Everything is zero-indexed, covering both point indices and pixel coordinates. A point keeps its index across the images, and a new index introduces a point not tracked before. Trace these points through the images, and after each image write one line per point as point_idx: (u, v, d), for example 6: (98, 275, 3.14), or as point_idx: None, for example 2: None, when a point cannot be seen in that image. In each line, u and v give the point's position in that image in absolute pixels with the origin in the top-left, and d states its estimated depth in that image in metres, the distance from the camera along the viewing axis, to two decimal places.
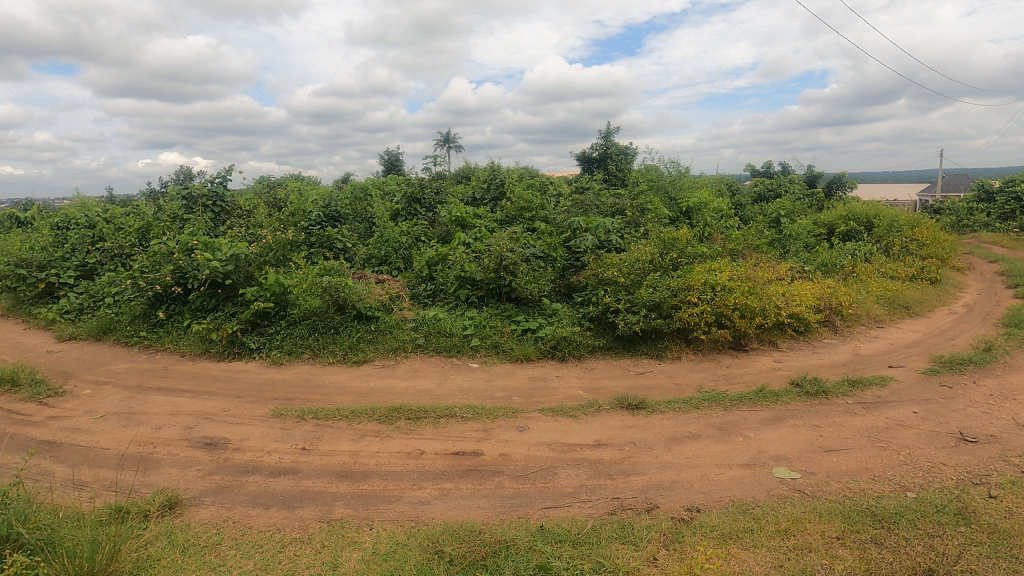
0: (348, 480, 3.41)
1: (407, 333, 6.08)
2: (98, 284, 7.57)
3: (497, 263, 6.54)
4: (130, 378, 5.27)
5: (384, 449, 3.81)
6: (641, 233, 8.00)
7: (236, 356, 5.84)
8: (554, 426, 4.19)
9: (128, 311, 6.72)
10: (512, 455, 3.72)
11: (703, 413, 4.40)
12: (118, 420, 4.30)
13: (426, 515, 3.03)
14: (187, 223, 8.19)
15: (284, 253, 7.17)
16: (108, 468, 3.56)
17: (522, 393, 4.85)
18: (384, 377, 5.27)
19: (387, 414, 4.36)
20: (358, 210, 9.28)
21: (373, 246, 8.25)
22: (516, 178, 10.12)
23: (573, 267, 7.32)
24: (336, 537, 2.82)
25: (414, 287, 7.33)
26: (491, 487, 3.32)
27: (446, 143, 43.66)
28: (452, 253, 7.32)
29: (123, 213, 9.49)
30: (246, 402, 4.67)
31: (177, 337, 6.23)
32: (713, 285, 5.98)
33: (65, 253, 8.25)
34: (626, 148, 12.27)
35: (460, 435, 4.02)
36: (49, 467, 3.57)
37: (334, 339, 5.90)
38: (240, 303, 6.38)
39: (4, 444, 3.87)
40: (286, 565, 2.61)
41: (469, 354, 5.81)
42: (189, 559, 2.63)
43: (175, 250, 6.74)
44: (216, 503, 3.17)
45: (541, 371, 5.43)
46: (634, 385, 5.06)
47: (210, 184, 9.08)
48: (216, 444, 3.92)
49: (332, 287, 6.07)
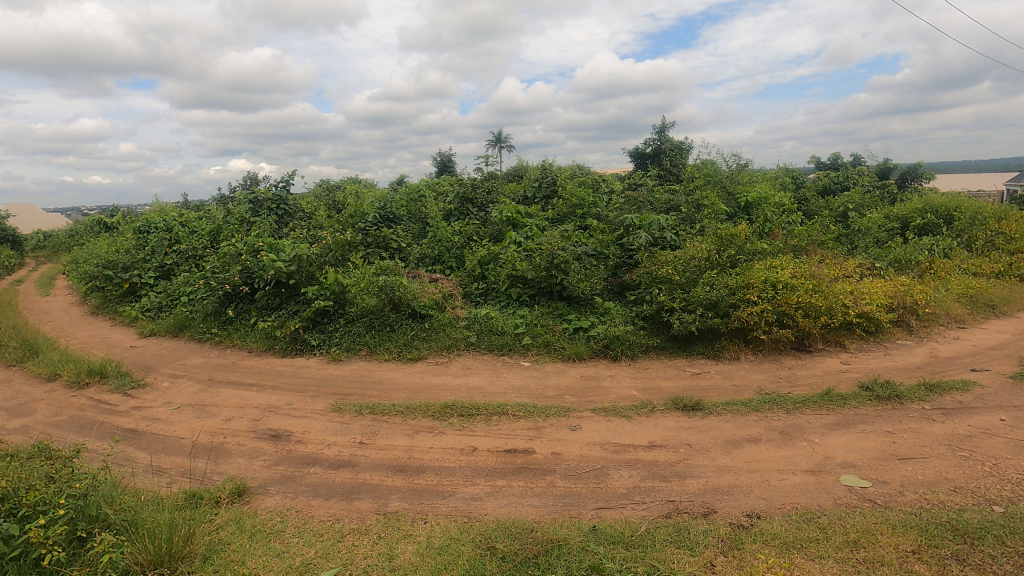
0: (403, 474, 3.50)
1: (460, 331, 6.17)
2: (174, 284, 8.11)
3: (549, 261, 6.53)
4: (203, 372, 5.61)
5: (437, 445, 3.88)
6: (697, 230, 7.77)
7: (298, 352, 6.10)
8: (606, 425, 4.14)
9: (201, 309, 7.16)
10: (564, 454, 3.70)
11: (764, 416, 4.23)
12: (193, 411, 4.59)
13: (478, 511, 3.06)
14: (254, 226, 8.65)
15: (343, 252, 7.61)
16: (183, 457, 3.79)
17: (574, 393, 4.81)
18: (438, 374, 5.36)
19: (441, 410, 4.44)
20: (413, 211, 9.51)
21: (427, 246, 8.42)
22: (568, 175, 10.08)
23: (626, 265, 7.21)
24: (392, 529, 2.89)
25: (467, 286, 7.43)
26: (543, 485, 3.32)
27: (497, 143, 44.24)
28: (504, 253, 7.37)
29: (197, 217, 10.12)
30: (308, 396, 4.88)
31: (245, 334, 6.58)
32: (774, 283, 5.74)
33: (146, 255, 8.89)
34: (681, 142, 11.97)
35: (512, 433, 4.05)
36: (132, 454, 3.85)
37: (390, 337, 6.06)
38: (302, 302, 6.67)
39: (94, 431, 4.20)
40: (344, 555, 2.69)
41: (521, 352, 5.83)
42: (255, 544, 2.77)
43: (242, 251, 7.13)
44: (281, 492, 3.32)
45: (593, 370, 5.38)
46: (690, 386, 4.93)
47: (275, 188, 9.55)
48: (280, 436, 4.11)
49: (388, 286, 6.26)
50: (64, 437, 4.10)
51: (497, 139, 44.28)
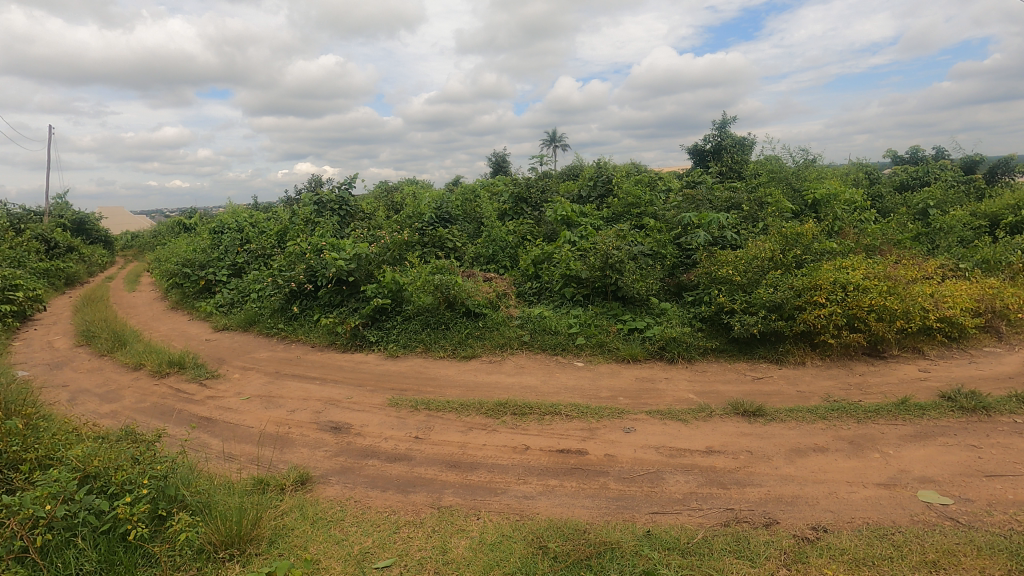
0: (457, 470, 3.55)
1: (513, 330, 6.20)
2: (245, 281, 8.58)
3: (603, 261, 6.45)
4: (270, 365, 5.91)
5: (490, 442, 3.92)
6: (760, 229, 7.46)
7: (358, 348, 6.32)
8: (662, 429, 4.05)
9: (269, 305, 7.54)
10: (618, 457, 3.65)
11: (831, 424, 4.01)
12: (261, 402, 4.84)
13: (530, 509, 3.07)
14: (317, 226, 9.04)
15: (401, 251, 7.83)
16: (252, 445, 4.01)
17: (628, 394, 4.74)
18: (491, 372, 5.41)
19: (494, 408, 4.48)
20: (468, 211, 9.65)
21: (481, 246, 8.53)
22: (624, 174, 9.93)
23: (684, 265, 7.03)
24: (446, 524, 2.94)
25: (521, 285, 7.47)
26: (595, 487, 3.29)
27: (552, 142, 44.25)
28: (558, 252, 7.35)
29: (265, 218, 10.67)
30: (366, 391, 5.04)
31: (308, 329, 6.87)
32: (844, 285, 5.43)
33: (220, 254, 9.47)
34: (744, 138, 11.54)
35: (565, 433, 4.03)
36: (207, 440, 4.10)
37: (445, 335, 6.17)
38: (362, 299, 6.90)
39: (174, 417, 4.52)
40: (399, 546, 2.77)
41: (575, 353, 5.80)
42: (317, 531, 2.88)
43: (307, 250, 7.47)
44: (341, 482, 3.45)
45: (648, 372, 5.27)
46: (750, 391, 4.75)
47: (338, 190, 9.93)
48: (340, 428, 4.26)
49: (444, 285, 6.37)
50: (147, 422, 4.43)
51: (552, 139, 44.13)
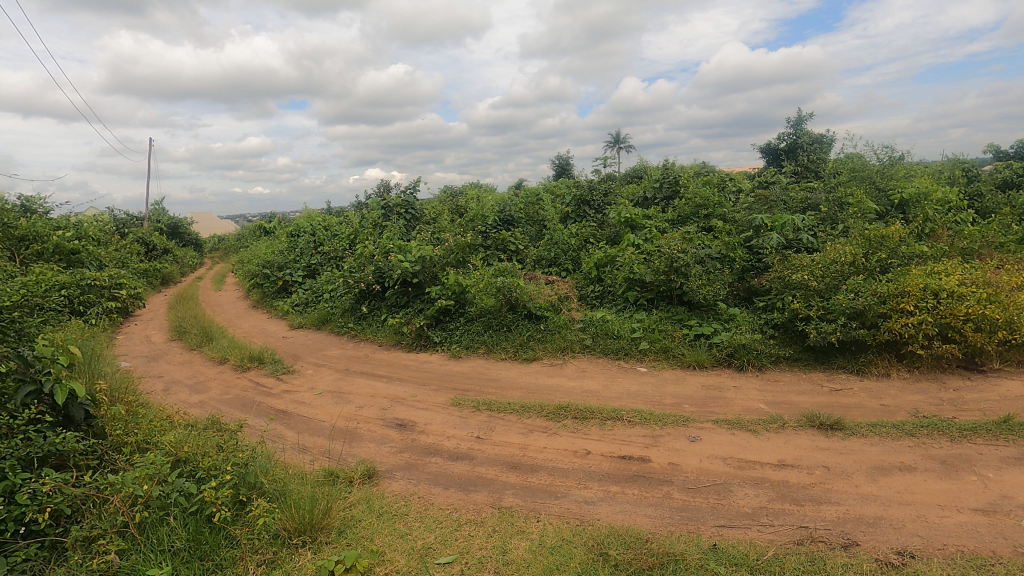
0: (518, 471, 3.57)
1: (575, 334, 6.16)
2: (318, 282, 9.02)
3: (668, 265, 6.29)
4: (341, 362, 6.18)
5: (551, 445, 3.91)
6: (840, 231, 7.02)
7: (422, 348, 6.50)
8: (730, 439, 3.90)
9: (340, 305, 7.90)
10: (682, 466, 3.55)
11: (920, 442, 3.72)
12: (332, 398, 5.07)
13: (591, 515, 3.04)
14: (386, 229, 9.38)
15: (464, 254, 8.00)
16: (323, 438, 4.21)
17: (693, 402, 4.59)
18: (553, 375, 5.41)
19: (555, 411, 4.47)
20: (531, 214, 9.70)
21: (543, 248, 8.56)
22: (691, 175, 9.65)
23: (755, 269, 6.76)
24: (506, 524, 2.97)
25: (583, 288, 7.42)
26: (658, 496, 3.21)
27: (616, 143, 43.77)
28: (621, 255, 7.26)
29: (338, 222, 11.18)
30: (430, 390, 5.17)
31: (376, 329, 7.14)
32: (936, 291, 5.01)
33: (296, 257, 10.03)
34: (822, 136, 10.91)
35: (627, 439, 3.96)
36: (283, 432, 4.34)
37: (507, 337, 6.23)
38: (426, 300, 7.09)
39: (254, 409, 4.82)
40: (460, 543, 2.82)
41: (638, 358, 5.70)
42: (383, 524, 2.98)
43: (376, 253, 7.76)
44: (405, 478, 3.55)
45: (715, 380, 5.10)
46: (827, 402, 4.48)
47: (405, 195, 10.27)
48: (405, 425, 4.39)
49: (506, 287, 6.42)
50: (231, 412, 4.75)
51: (616, 140, 43.56)
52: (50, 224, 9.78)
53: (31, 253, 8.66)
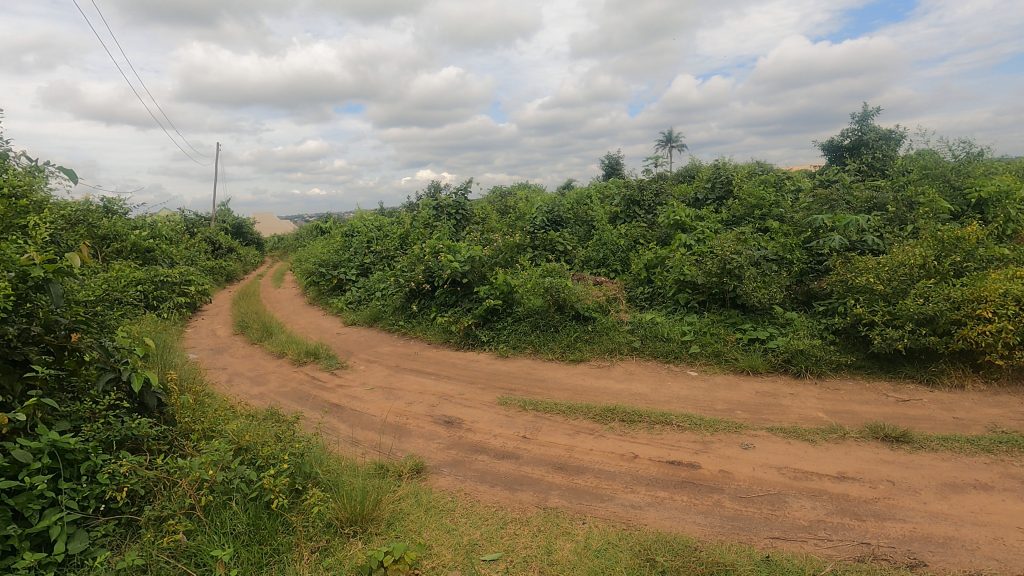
0: (563, 472, 3.57)
1: (623, 336, 6.08)
2: (370, 281, 9.28)
3: (721, 266, 6.12)
4: (392, 359, 6.34)
5: (597, 447, 3.88)
6: (909, 233, 6.62)
7: (470, 346, 6.59)
8: (786, 448, 3.75)
9: (391, 303, 8.11)
10: (734, 474, 3.44)
11: (997, 459, 3.46)
12: (382, 393, 5.21)
13: (638, 520, 3.00)
14: (436, 229, 9.55)
15: (512, 254, 8.05)
16: (374, 432, 4.33)
17: (747, 408, 4.45)
18: (600, 377, 5.37)
19: (602, 414, 4.44)
20: (579, 214, 9.63)
21: (592, 249, 8.49)
22: (746, 174, 9.34)
23: (814, 272, 6.48)
24: (551, 525, 2.97)
25: (632, 289, 7.31)
26: (708, 503, 3.13)
27: (667, 142, 43.01)
28: (672, 256, 7.11)
29: (389, 222, 11.45)
30: (477, 388, 5.23)
31: (426, 327, 7.29)
32: (1019, 297, 4.60)
33: (350, 256, 10.37)
34: (890, 132, 10.32)
35: (676, 444, 3.88)
36: (336, 425, 4.50)
37: (554, 337, 6.22)
38: (475, 300, 7.18)
39: (310, 402, 5.01)
40: (506, 541, 2.84)
41: (688, 361, 5.57)
42: (431, 518, 3.04)
43: (426, 253, 7.92)
44: (453, 474, 3.61)
45: (770, 386, 4.91)
46: (893, 413, 4.24)
47: (455, 195, 10.43)
48: (453, 423, 4.47)
49: (553, 288, 6.41)
50: (289, 404, 4.96)
51: (668, 140, 42.84)
52: (128, 224, 10.50)
53: (112, 251, 9.32)
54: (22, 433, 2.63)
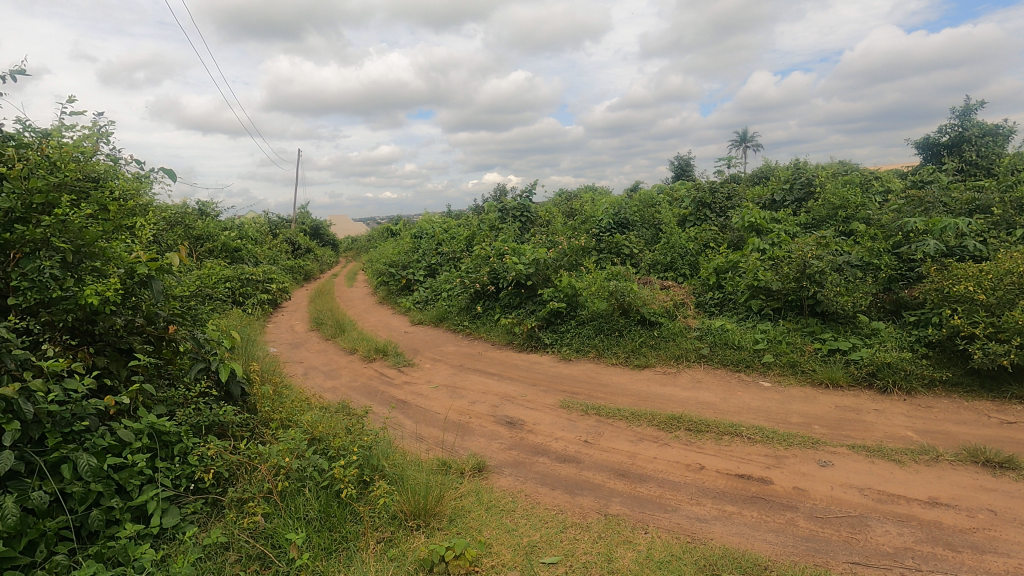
0: (625, 479, 3.51)
1: (690, 342, 5.90)
2: (437, 282, 9.52)
3: (799, 271, 5.79)
4: (456, 359, 6.46)
5: (662, 456, 3.79)
6: (1018, 237, 5.99)
7: (533, 348, 6.61)
8: (869, 468, 3.50)
9: (457, 303, 8.28)
10: (809, 492, 3.25)
11: None
12: (447, 391, 5.33)
13: (704, 533, 2.89)
14: (501, 231, 9.67)
15: (577, 257, 8.02)
16: (438, 429, 4.44)
17: (825, 423, 4.19)
18: (666, 384, 5.23)
19: (667, 421, 4.32)
20: (646, 217, 9.44)
21: (659, 253, 8.28)
22: (829, 175, 8.80)
23: (905, 279, 6.00)
24: (612, 532, 2.93)
25: (701, 295, 7.07)
26: (780, 521, 2.97)
27: (742, 143, 41.33)
28: (744, 261, 6.83)
29: (457, 224, 11.70)
30: (540, 390, 5.24)
31: (490, 327, 7.39)
32: None
33: (418, 258, 10.70)
34: (997, 126, 9.38)
35: (746, 457, 3.72)
36: (402, 420, 4.65)
37: (619, 341, 6.13)
38: (538, 302, 7.19)
39: (378, 397, 5.21)
40: (566, 545, 2.82)
41: (761, 371, 5.32)
42: (491, 517, 3.08)
43: (491, 255, 8.03)
44: (514, 475, 3.63)
45: (851, 401, 4.60)
46: (995, 437, 3.85)
47: (520, 198, 10.51)
48: (515, 424, 4.50)
49: (619, 291, 6.31)
50: (359, 398, 5.18)
51: (742, 140, 41.21)
52: (219, 225, 11.33)
53: (204, 250, 10.09)
54: (127, 414, 2.90)
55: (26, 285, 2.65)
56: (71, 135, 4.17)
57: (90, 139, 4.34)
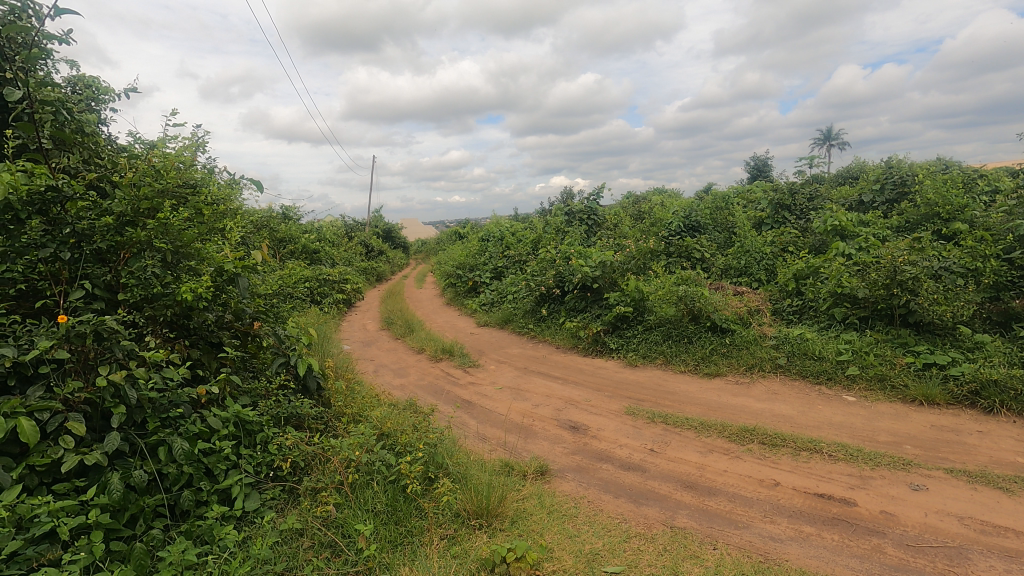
0: (693, 491, 3.38)
1: (766, 351, 5.61)
2: (503, 284, 9.61)
3: (889, 277, 5.39)
4: (521, 361, 6.49)
5: (733, 469, 3.62)
6: None
7: (599, 353, 6.53)
8: (969, 495, 3.19)
9: (522, 306, 8.32)
10: (899, 517, 3.00)
11: None
12: (511, 393, 5.36)
13: (777, 554, 2.74)
14: (567, 234, 9.63)
15: (645, 261, 7.86)
16: (502, 430, 4.47)
17: (918, 443, 3.85)
18: (738, 394, 4.99)
19: (740, 433, 4.13)
20: (719, 220, 9.09)
21: (733, 257, 7.94)
22: (927, 173, 8.11)
23: (1016, 288, 5.42)
24: (678, 545, 2.83)
25: (778, 301, 6.71)
26: (865, 547, 2.76)
27: (825, 142, 39.04)
28: (827, 266, 6.42)
29: (523, 227, 11.78)
30: (604, 396, 5.16)
31: (555, 331, 7.37)
32: None
33: (485, 261, 10.86)
34: None
35: (827, 475, 3.48)
36: (467, 420, 4.72)
37: (688, 348, 5.93)
38: (604, 306, 7.09)
39: (445, 397, 5.32)
40: (629, 556, 2.76)
41: (845, 384, 4.97)
42: (552, 522, 3.06)
43: (557, 258, 8.02)
44: (576, 480, 3.60)
45: (950, 421, 4.20)
46: None
47: (587, 201, 10.43)
48: (578, 428, 4.45)
49: (689, 296, 6.14)
50: (426, 397, 5.32)
51: (826, 139, 38.92)
52: (300, 228, 12.03)
53: (286, 251, 10.72)
54: (216, 403, 3.13)
55: (133, 282, 2.92)
56: (174, 145, 4.63)
57: (190, 149, 4.73)
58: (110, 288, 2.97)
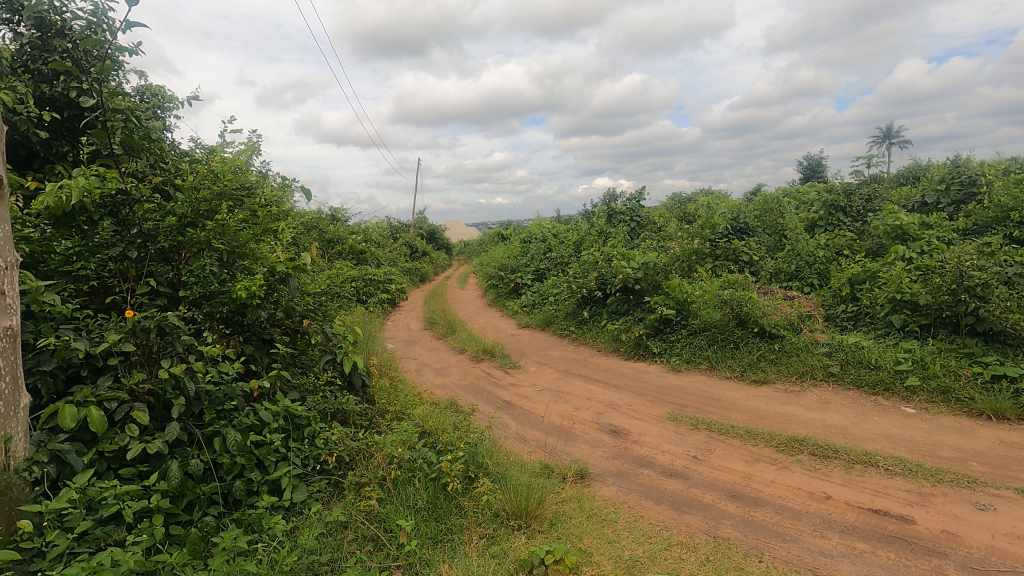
0: (738, 501, 3.29)
1: (817, 358, 5.39)
2: (545, 286, 9.60)
3: (955, 283, 5.08)
4: (562, 363, 6.47)
5: (780, 480, 3.50)
6: None
7: (641, 357, 6.43)
8: None
9: (564, 308, 8.29)
10: (962, 538, 2.82)
11: None
12: (551, 395, 5.35)
13: (827, 570, 2.63)
14: (610, 236, 9.54)
15: (690, 264, 7.70)
16: (542, 432, 4.47)
17: (986, 460, 3.62)
18: (788, 402, 4.82)
19: (789, 443, 3.98)
20: (769, 222, 8.80)
21: (783, 260, 7.67)
22: (999, 172, 7.61)
23: None
24: (722, 556, 2.76)
25: (831, 306, 6.44)
26: (924, 567, 2.61)
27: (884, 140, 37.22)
28: (885, 270, 6.12)
29: (566, 229, 11.73)
30: (646, 400, 5.08)
31: (596, 334, 7.31)
32: None
33: (526, 262, 10.88)
34: None
35: (883, 490, 3.32)
36: (507, 421, 4.74)
37: (734, 354, 5.77)
38: (647, 309, 6.98)
39: (485, 397, 5.36)
40: (670, 564, 2.71)
41: (903, 395, 4.72)
42: (591, 526, 3.04)
43: (600, 260, 7.95)
44: (616, 485, 3.56)
45: (1021, 437, 3.93)
46: None
47: (631, 202, 10.30)
48: (619, 433, 4.40)
49: (735, 300, 5.98)
50: (467, 396, 5.37)
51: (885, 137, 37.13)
52: (348, 229, 12.38)
53: (334, 252, 11.06)
54: (268, 397, 3.27)
55: (193, 280, 3.09)
56: (231, 149, 4.85)
57: (246, 153, 4.93)
58: (173, 285, 3.14)
